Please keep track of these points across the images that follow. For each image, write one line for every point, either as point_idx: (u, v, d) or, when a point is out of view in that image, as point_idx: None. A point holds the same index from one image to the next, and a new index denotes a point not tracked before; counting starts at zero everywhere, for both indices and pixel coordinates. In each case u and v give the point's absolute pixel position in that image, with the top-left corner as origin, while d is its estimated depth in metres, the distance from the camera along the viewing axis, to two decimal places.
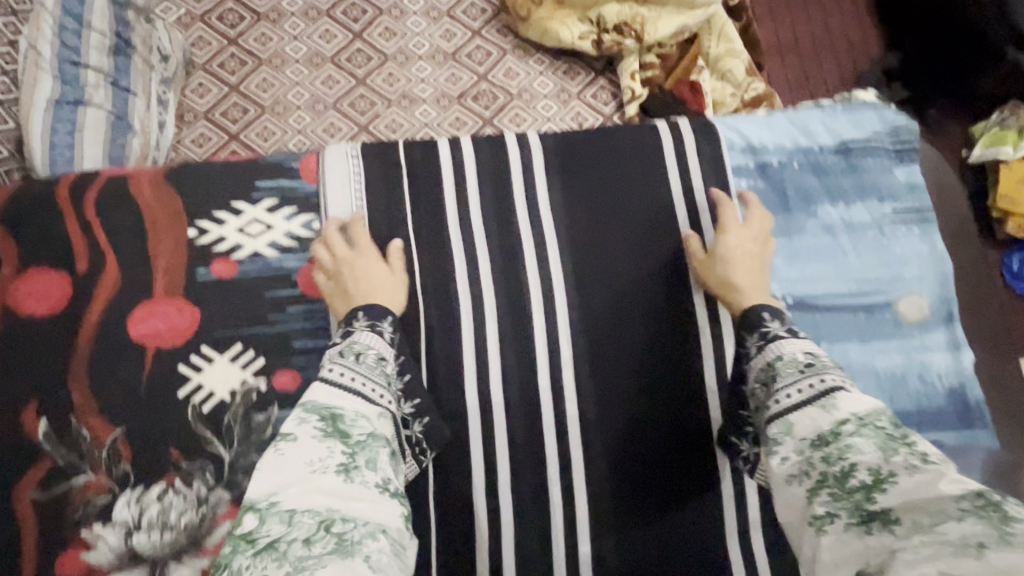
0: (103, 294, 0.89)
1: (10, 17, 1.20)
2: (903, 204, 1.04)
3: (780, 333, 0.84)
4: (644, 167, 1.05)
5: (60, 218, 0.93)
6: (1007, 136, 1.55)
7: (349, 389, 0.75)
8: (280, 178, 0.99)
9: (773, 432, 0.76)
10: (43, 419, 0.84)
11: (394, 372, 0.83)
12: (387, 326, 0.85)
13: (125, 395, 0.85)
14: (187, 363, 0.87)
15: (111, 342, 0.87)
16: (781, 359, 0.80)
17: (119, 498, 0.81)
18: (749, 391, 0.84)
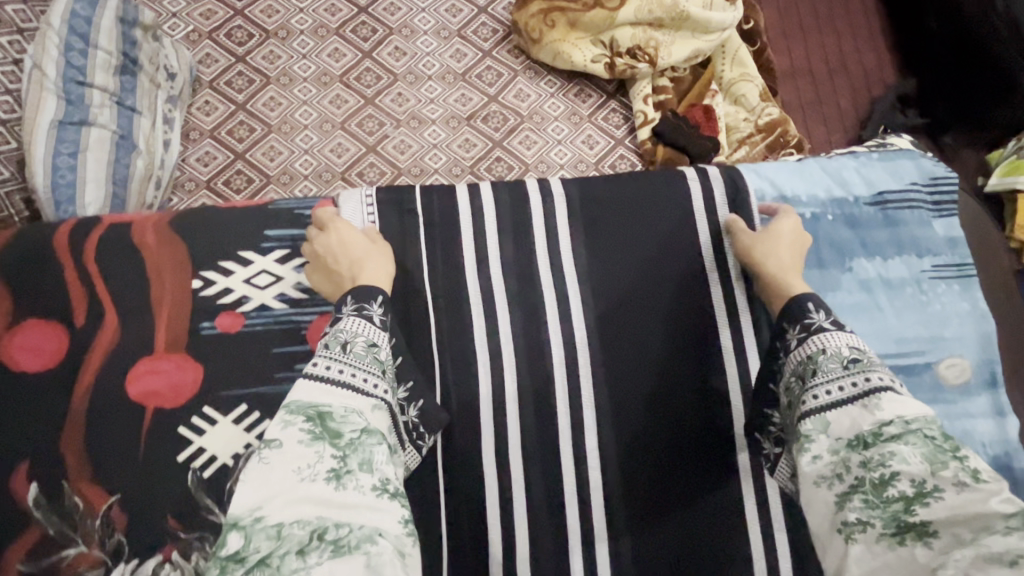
0: (101, 347, 0.85)
1: (15, 35, 1.18)
2: (942, 259, 1.02)
3: (824, 326, 0.80)
4: (665, 199, 1.03)
5: (61, 263, 0.89)
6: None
7: (334, 382, 0.69)
8: (291, 224, 0.96)
9: (807, 429, 0.73)
10: (34, 484, 0.77)
11: (386, 358, 0.77)
12: (376, 309, 0.80)
13: (122, 457, 0.79)
14: (187, 425, 0.81)
15: (108, 398, 0.82)
16: (823, 353, 0.77)
17: (113, 572, 0.74)
18: (783, 385, 0.81)
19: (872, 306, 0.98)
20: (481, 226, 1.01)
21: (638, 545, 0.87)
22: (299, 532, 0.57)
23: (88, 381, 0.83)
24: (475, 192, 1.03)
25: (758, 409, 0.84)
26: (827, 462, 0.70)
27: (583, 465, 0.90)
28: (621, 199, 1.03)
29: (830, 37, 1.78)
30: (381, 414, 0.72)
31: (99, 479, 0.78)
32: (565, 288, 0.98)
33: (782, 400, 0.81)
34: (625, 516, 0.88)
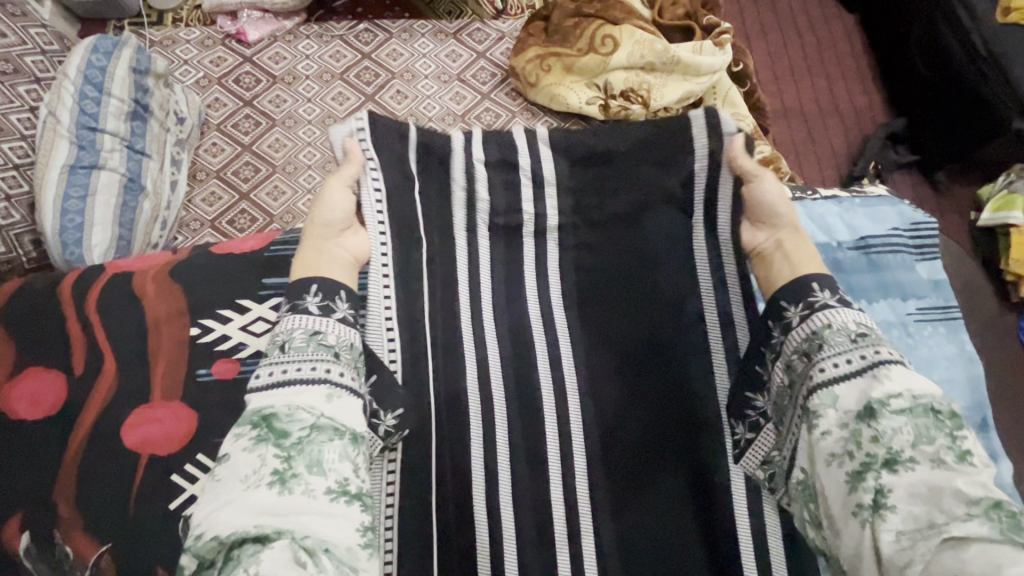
0: (99, 395, 0.86)
1: (34, 85, 1.25)
2: (928, 302, 1.03)
3: (830, 303, 0.74)
4: (645, 178, 0.97)
5: (64, 312, 0.91)
6: (1016, 200, 1.56)
7: (287, 383, 0.66)
8: (284, 271, 0.97)
9: (816, 404, 0.69)
10: (26, 533, 0.77)
11: (339, 340, 0.72)
12: (313, 298, 0.75)
13: (114, 505, 0.79)
14: (181, 474, 0.81)
15: (103, 445, 0.82)
16: (829, 327, 0.72)
17: None
18: (783, 360, 0.76)
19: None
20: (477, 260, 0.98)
21: (626, 558, 0.81)
22: (243, 539, 0.56)
23: (89, 424, 0.83)
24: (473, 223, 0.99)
25: (741, 391, 0.82)
26: (831, 439, 0.67)
27: (578, 515, 0.85)
28: (621, 203, 0.99)
29: (820, 79, 1.84)
30: (347, 400, 0.69)
31: (94, 527, 0.77)
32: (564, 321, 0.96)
33: (784, 379, 0.75)
34: (613, 531, 0.83)
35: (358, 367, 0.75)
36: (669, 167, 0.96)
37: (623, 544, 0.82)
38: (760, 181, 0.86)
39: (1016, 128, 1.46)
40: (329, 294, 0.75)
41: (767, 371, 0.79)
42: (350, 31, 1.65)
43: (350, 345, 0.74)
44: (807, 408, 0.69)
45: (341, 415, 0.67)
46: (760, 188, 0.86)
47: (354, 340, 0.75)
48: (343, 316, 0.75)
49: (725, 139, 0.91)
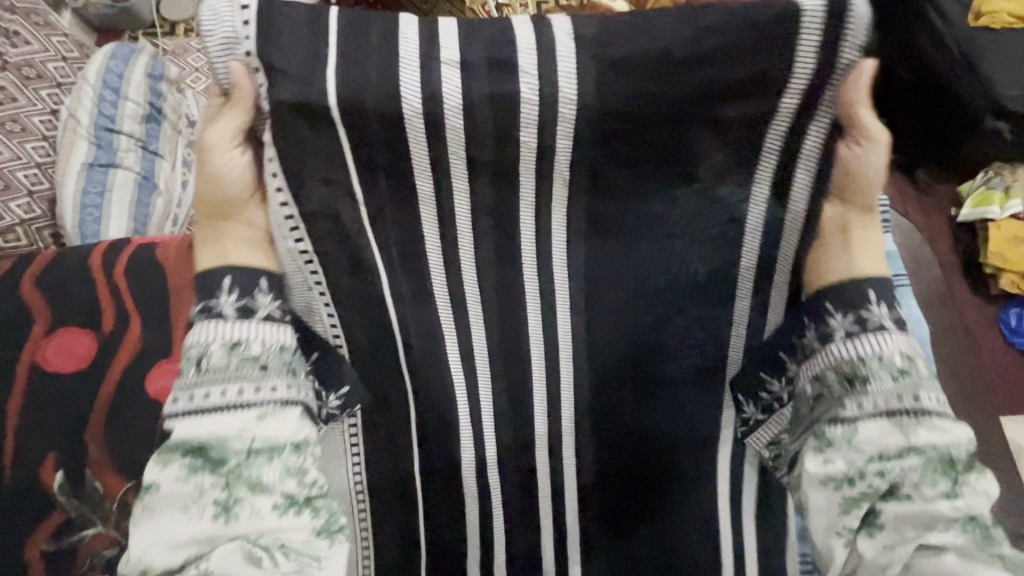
0: (125, 353, 0.93)
1: (55, 89, 1.33)
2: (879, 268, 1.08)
3: (884, 326, 0.65)
4: (699, 96, 0.62)
5: (91, 279, 0.96)
6: (993, 197, 1.63)
7: (211, 410, 0.62)
8: None
9: (837, 434, 0.65)
10: (60, 472, 0.88)
11: (263, 349, 0.66)
12: (229, 300, 0.65)
13: (138, 448, 0.88)
14: None
15: (127, 399, 0.90)
16: (878, 359, 0.64)
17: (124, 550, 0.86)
18: (812, 371, 0.68)
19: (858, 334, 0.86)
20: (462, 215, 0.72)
21: (608, 517, 0.88)
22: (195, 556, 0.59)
23: (110, 388, 0.91)
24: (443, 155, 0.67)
25: (756, 370, 0.75)
26: (839, 468, 0.64)
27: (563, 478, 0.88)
28: (654, 146, 0.66)
29: None
30: (281, 410, 0.66)
31: (120, 470, 0.88)
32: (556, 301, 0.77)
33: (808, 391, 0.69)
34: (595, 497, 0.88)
35: (294, 366, 0.69)
36: (748, 81, 0.61)
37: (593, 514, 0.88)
38: (870, 146, 0.62)
39: (988, 125, 1.55)
40: (244, 290, 0.66)
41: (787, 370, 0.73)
42: None
43: (279, 347, 0.67)
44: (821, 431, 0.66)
45: (273, 428, 0.64)
46: (869, 163, 0.62)
47: (282, 339, 0.68)
48: (264, 316, 0.67)
49: (850, 57, 0.58)
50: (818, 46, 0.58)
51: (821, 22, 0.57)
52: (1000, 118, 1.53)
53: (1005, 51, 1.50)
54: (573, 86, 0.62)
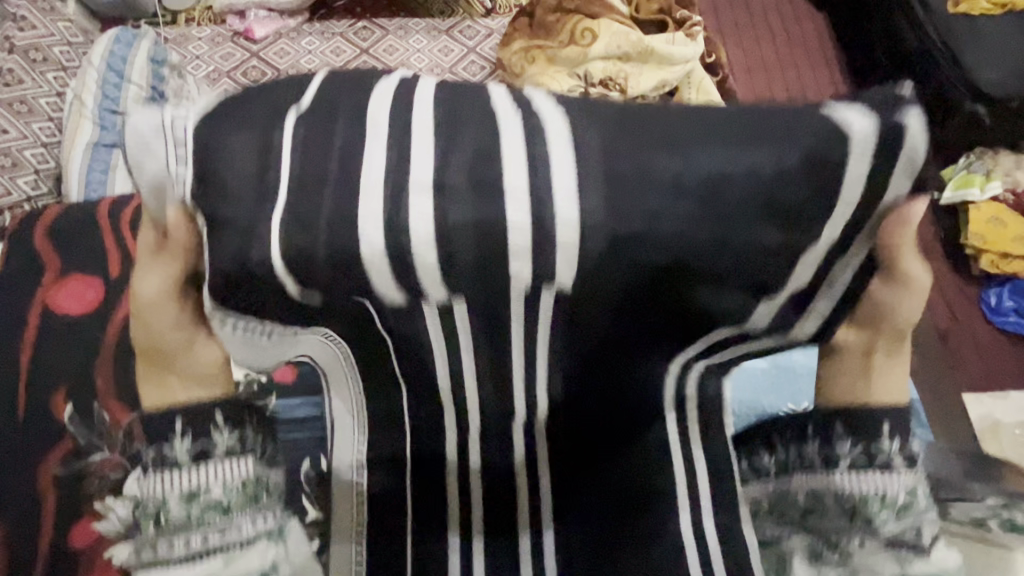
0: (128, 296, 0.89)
1: (60, 72, 1.37)
2: None
3: (894, 464, 0.55)
4: (734, 227, 0.50)
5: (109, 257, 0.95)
6: (974, 179, 1.68)
7: (175, 560, 0.53)
8: None
9: (822, 557, 0.56)
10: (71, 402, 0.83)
11: (221, 487, 0.55)
12: (182, 443, 0.55)
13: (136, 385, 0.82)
14: None
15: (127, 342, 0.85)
16: (881, 497, 0.54)
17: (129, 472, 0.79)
18: (806, 485, 0.58)
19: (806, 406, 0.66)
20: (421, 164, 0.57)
21: None
22: None
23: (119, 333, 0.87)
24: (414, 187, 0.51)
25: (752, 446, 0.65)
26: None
27: None
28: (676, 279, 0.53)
29: (791, 70, 1.95)
30: (257, 549, 0.55)
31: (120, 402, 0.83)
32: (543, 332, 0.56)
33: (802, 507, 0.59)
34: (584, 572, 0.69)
35: (259, 496, 0.56)
36: (783, 209, 0.49)
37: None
38: (900, 287, 0.52)
39: (968, 108, 1.59)
40: (198, 431, 0.55)
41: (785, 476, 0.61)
42: (350, 29, 1.77)
43: (240, 482, 0.55)
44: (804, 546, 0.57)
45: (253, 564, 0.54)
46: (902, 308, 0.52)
47: (244, 468, 0.55)
48: (222, 456, 0.56)
49: (894, 200, 0.48)
50: (861, 177, 0.48)
51: (870, 154, 0.47)
52: (979, 101, 1.56)
53: (977, 40, 1.56)
54: (575, 209, 0.50)
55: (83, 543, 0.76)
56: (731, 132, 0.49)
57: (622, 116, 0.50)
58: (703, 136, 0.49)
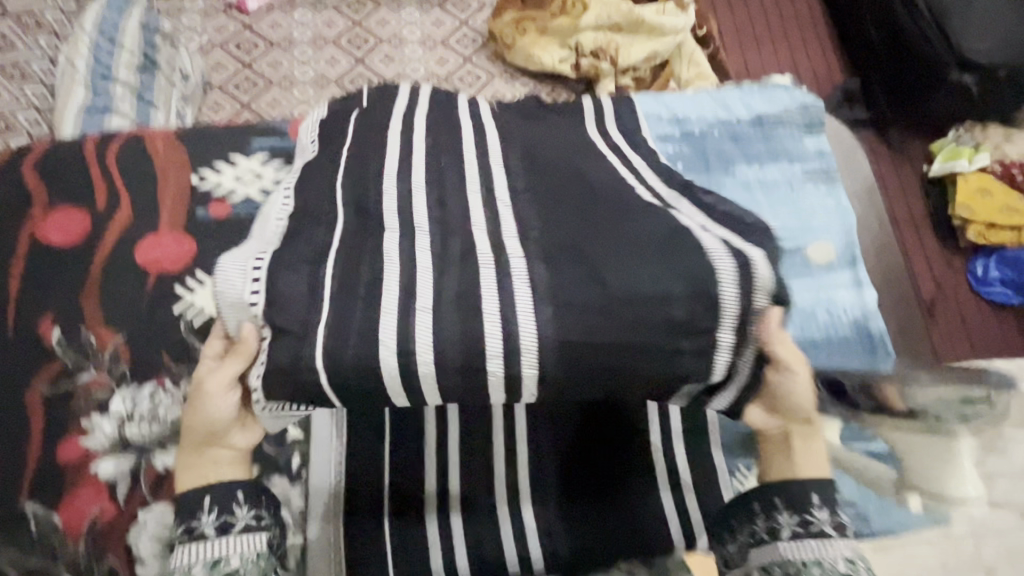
0: (117, 222, 0.66)
1: (54, 38, 1.39)
2: (814, 161, 0.74)
3: (827, 532, 0.50)
4: (646, 312, 0.47)
5: (86, 163, 0.68)
6: (962, 151, 1.69)
7: None
8: (276, 134, 0.71)
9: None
10: (58, 328, 0.62)
11: (244, 560, 0.50)
12: (209, 514, 0.50)
13: (121, 312, 0.62)
14: (181, 285, 0.64)
15: (113, 263, 0.64)
16: (818, 565, 0.49)
17: (122, 398, 0.59)
18: (757, 561, 0.51)
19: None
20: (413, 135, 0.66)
21: None
22: None
23: (112, 236, 0.65)
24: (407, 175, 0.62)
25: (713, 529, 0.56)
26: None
27: None
28: (606, 368, 0.47)
29: (780, 41, 1.93)
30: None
31: (112, 317, 0.62)
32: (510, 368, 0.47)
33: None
34: (568, 547, 0.60)
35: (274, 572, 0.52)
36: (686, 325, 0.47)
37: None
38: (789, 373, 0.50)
39: (954, 78, 1.59)
40: (226, 502, 0.51)
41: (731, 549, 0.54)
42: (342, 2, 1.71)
43: (257, 553, 0.51)
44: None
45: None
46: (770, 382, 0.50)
47: (264, 541, 0.52)
48: (244, 527, 0.51)
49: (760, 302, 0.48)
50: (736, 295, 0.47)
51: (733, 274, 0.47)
52: (965, 71, 1.57)
53: (964, 10, 1.55)
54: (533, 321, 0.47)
55: (74, 465, 0.57)
56: (645, 237, 0.51)
57: (555, 220, 0.54)
58: (618, 236, 0.51)
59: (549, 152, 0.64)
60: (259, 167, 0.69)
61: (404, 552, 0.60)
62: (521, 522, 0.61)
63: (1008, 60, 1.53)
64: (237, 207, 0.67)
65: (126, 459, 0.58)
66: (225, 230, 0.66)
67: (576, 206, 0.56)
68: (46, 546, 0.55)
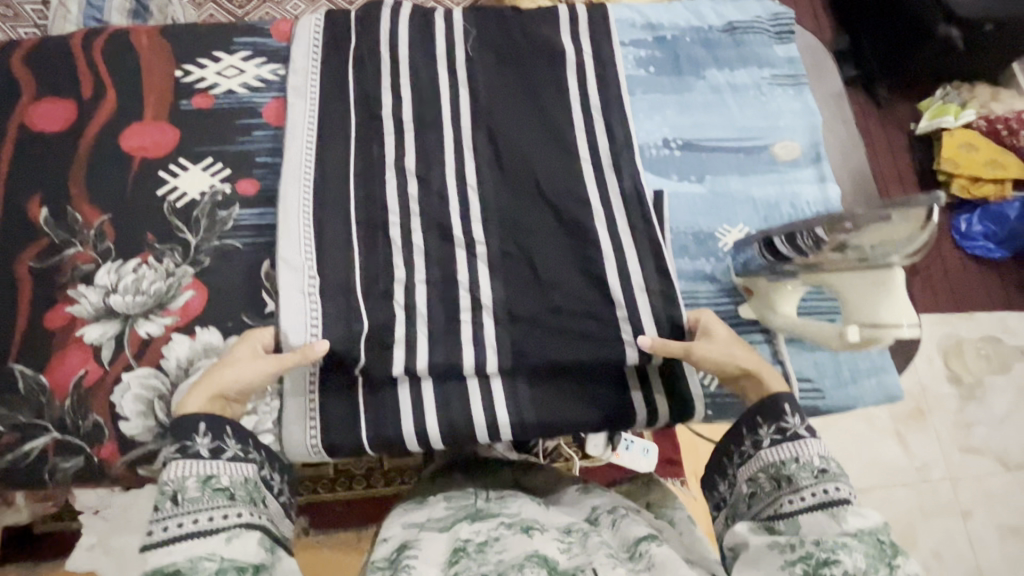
0: (104, 113, 0.68)
1: None
2: (782, 67, 0.76)
3: (801, 433, 0.53)
4: (572, 301, 0.63)
5: (74, 58, 0.70)
6: (949, 108, 1.70)
7: (178, 540, 0.46)
8: (258, 34, 0.73)
9: (770, 526, 0.49)
10: (46, 206, 0.64)
11: (235, 480, 0.51)
12: (204, 439, 0.52)
13: (106, 194, 0.64)
14: (167, 170, 0.66)
15: (100, 149, 0.66)
16: (795, 462, 0.51)
17: (107, 270, 0.62)
18: (745, 473, 0.54)
19: (739, 234, 0.68)
20: (396, 63, 0.72)
21: None
22: None
23: (100, 123, 0.67)
24: (398, 111, 0.70)
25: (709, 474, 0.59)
26: (761, 544, 0.47)
27: None
28: (552, 342, 0.62)
29: None
30: (255, 537, 0.48)
31: (97, 196, 0.64)
32: (477, 325, 0.62)
33: (744, 507, 0.53)
34: (534, 417, 0.62)
35: (254, 498, 0.51)
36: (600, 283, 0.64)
37: (593, 512, 0.64)
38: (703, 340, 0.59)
39: (942, 32, 1.57)
40: (219, 431, 0.52)
41: (724, 481, 0.57)
42: None
43: (245, 477, 0.51)
44: (748, 524, 0.50)
45: (249, 552, 0.47)
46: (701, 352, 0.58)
47: (254, 471, 0.53)
48: (235, 456, 0.52)
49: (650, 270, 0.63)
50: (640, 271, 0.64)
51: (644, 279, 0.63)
52: (952, 24, 1.55)
53: None
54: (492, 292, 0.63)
55: (60, 330, 0.60)
56: (577, 227, 0.65)
57: (508, 192, 0.67)
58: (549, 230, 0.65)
59: (507, 99, 0.71)
60: (241, 63, 0.71)
61: (375, 418, 0.62)
62: (489, 395, 0.62)
63: (994, 13, 1.53)
64: (221, 99, 0.69)
65: (111, 326, 0.60)
66: (208, 118, 0.69)
67: (525, 180, 0.67)
68: (34, 403, 0.57)
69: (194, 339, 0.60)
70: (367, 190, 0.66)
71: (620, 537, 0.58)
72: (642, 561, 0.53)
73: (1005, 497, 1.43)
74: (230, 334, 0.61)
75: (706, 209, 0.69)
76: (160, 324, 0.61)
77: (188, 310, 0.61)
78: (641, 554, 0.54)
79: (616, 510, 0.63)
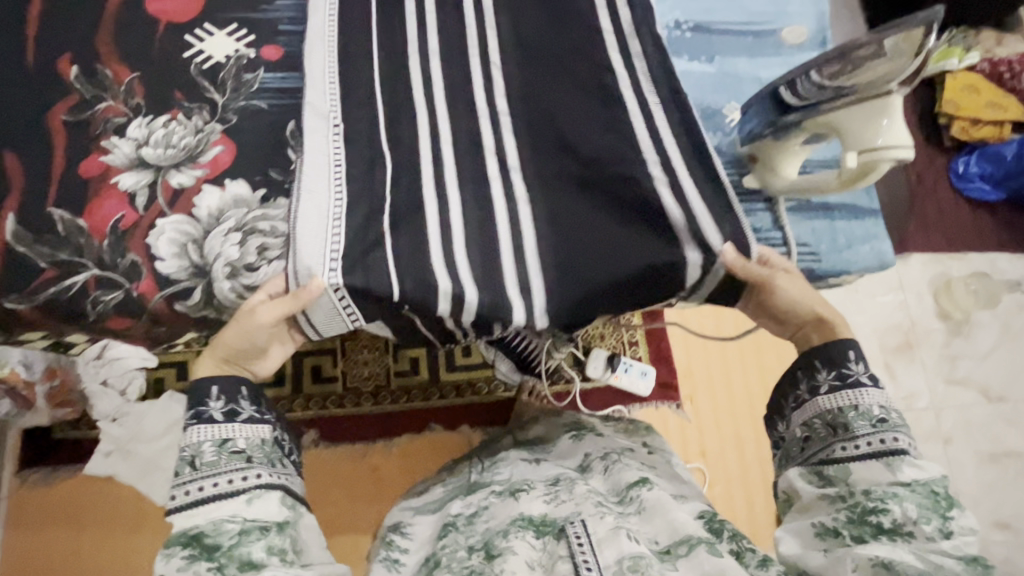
0: None
1: None
2: None
3: (862, 382, 0.56)
4: (595, 149, 0.62)
5: None
6: (954, 51, 1.67)
7: (198, 504, 0.51)
8: None
9: (820, 472, 0.54)
10: (75, 63, 0.65)
11: (251, 442, 0.54)
12: (217, 403, 0.55)
13: (135, 54, 0.66)
14: (191, 32, 0.68)
15: (125, 10, 0.68)
16: (854, 410, 0.55)
17: (137, 124, 0.64)
18: (799, 418, 0.58)
19: None
20: None
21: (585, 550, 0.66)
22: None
23: None
24: None
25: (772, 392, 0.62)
26: (812, 493, 0.54)
27: None
28: (572, 195, 0.62)
29: None
30: (276, 496, 0.53)
31: (127, 54, 0.66)
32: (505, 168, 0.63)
33: (784, 454, 0.59)
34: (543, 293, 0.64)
35: (273, 458, 0.55)
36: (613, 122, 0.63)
37: (586, 457, 0.69)
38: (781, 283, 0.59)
39: None
40: (233, 394, 0.55)
41: (779, 421, 0.60)
42: None
43: (263, 439, 0.55)
44: (798, 470, 0.56)
45: (271, 511, 0.52)
46: (779, 286, 0.59)
47: (269, 431, 0.56)
48: (250, 417, 0.55)
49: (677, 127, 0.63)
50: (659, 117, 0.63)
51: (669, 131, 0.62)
52: None
53: None
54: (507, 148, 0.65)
55: (95, 177, 0.62)
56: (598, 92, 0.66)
57: (524, 58, 0.68)
58: None
59: None
60: None
61: None
62: (514, 242, 0.60)
63: None
64: None
65: (143, 175, 0.63)
66: None
67: (543, 45, 0.68)
68: (73, 242, 0.60)
69: (224, 190, 0.63)
70: (388, 56, 0.68)
71: (611, 482, 0.63)
72: (633, 504, 0.59)
73: (983, 426, 1.50)
74: (258, 187, 0.64)
75: (717, 90, 0.72)
76: (191, 176, 0.63)
77: (218, 161, 0.64)
78: (632, 498, 0.59)
79: (608, 456, 0.67)
